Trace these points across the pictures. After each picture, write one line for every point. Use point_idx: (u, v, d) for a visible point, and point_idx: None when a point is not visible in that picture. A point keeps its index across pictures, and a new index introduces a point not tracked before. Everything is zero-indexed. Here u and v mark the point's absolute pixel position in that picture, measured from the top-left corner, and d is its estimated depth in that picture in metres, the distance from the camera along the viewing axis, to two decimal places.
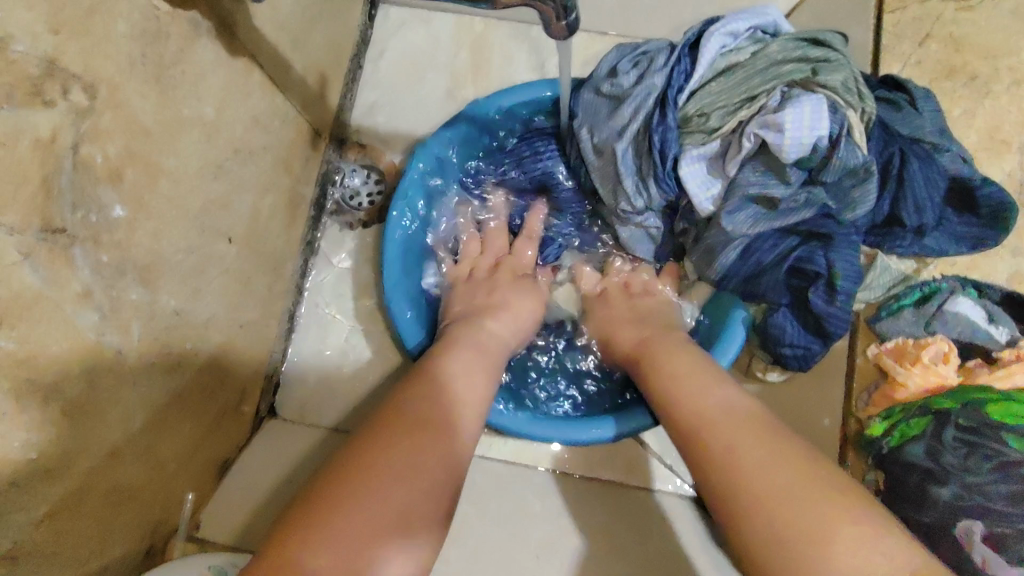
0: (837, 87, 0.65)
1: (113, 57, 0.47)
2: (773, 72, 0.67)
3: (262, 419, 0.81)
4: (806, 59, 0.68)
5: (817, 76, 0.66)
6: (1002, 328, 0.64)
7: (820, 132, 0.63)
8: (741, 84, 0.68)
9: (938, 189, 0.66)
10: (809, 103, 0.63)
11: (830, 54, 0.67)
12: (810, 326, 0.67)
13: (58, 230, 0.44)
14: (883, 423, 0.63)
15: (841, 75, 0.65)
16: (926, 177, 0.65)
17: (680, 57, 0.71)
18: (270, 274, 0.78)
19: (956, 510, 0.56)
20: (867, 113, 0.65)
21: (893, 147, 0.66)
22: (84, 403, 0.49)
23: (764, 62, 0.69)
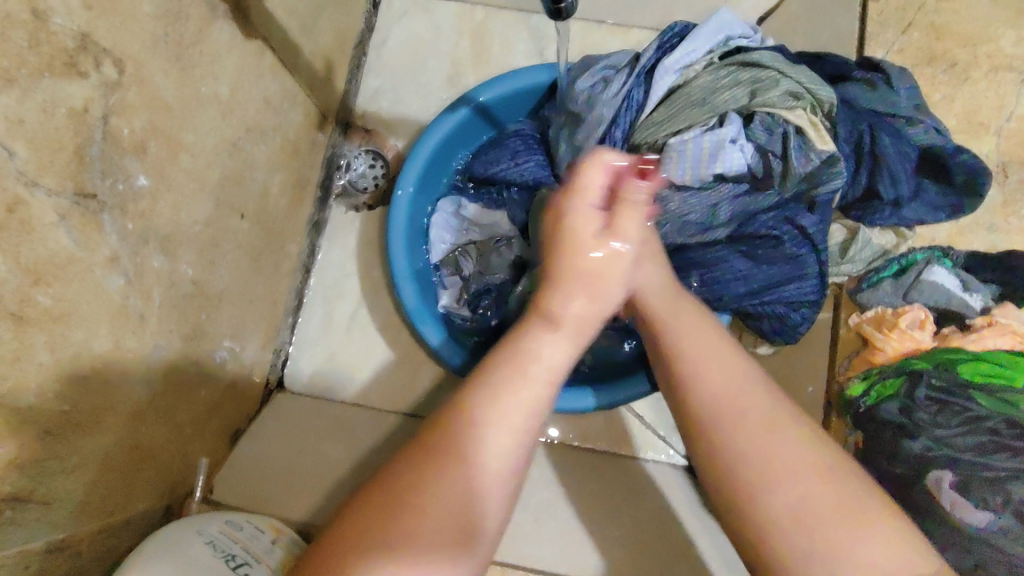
0: (777, 102, 0.69)
1: (139, 35, 0.50)
2: (711, 89, 0.70)
3: (271, 392, 0.85)
4: (741, 83, 0.70)
5: (755, 96, 0.69)
6: (976, 295, 0.68)
7: (742, 151, 0.68)
8: (681, 116, 0.71)
9: (910, 160, 0.70)
10: (725, 134, 0.67)
11: (762, 74, 0.70)
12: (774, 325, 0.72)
13: (90, 197, 0.47)
14: (861, 383, 0.66)
15: (778, 91, 0.68)
16: (898, 150, 0.70)
17: (631, 87, 0.75)
18: (278, 252, 0.81)
19: (926, 461, 0.59)
20: (819, 110, 0.69)
21: (863, 124, 0.70)
22: (110, 360, 0.52)
23: (702, 93, 0.71)
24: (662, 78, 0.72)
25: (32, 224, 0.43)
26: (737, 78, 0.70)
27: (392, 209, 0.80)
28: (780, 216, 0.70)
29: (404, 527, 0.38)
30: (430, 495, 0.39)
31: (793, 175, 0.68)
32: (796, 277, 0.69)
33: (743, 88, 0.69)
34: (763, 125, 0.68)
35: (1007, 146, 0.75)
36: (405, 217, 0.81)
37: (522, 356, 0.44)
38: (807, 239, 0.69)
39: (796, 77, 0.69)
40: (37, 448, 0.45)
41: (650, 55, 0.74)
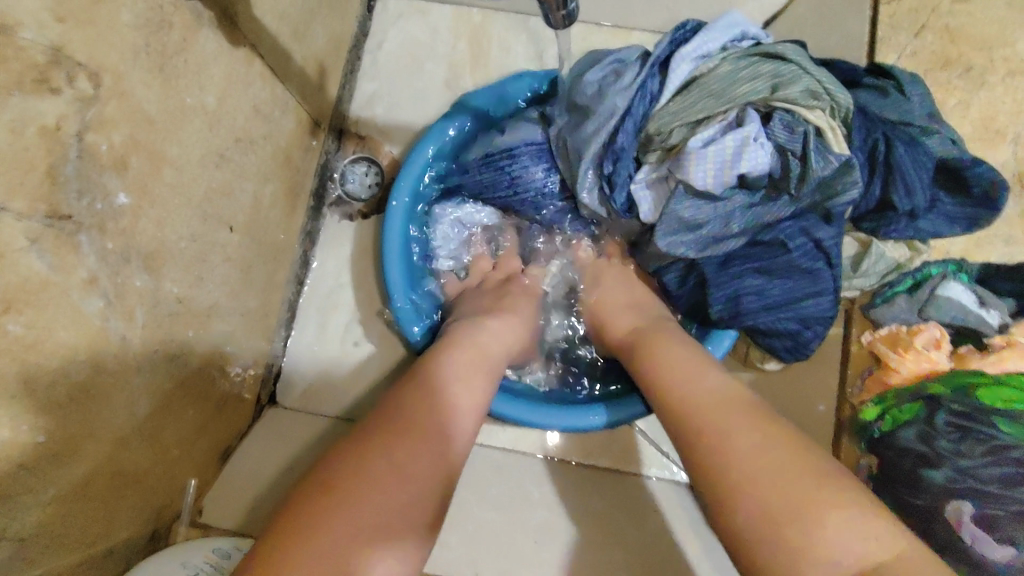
0: (796, 99, 0.65)
1: (117, 45, 0.47)
2: (732, 80, 0.66)
3: (263, 407, 0.82)
4: (762, 74, 0.66)
5: (776, 91, 0.65)
6: (994, 311, 0.65)
7: (763, 156, 0.64)
8: (697, 104, 0.67)
9: (927, 170, 0.66)
10: (748, 133, 0.63)
11: (783, 67, 0.66)
12: (781, 343, 0.70)
13: (65, 218, 0.45)
14: (874, 407, 0.64)
15: (798, 87, 0.65)
16: (914, 160, 0.65)
17: (647, 78, 0.70)
18: (270, 264, 0.78)
19: (949, 493, 0.57)
20: (836, 110, 0.65)
21: (876, 132, 0.67)
22: (90, 387, 0.49)
23: (720, 81, 0.67)
24: (678, 69, 0.69)
25: (2, 249, 0.40)
26: (758, 71, 0.66)
27: (386, 218, 0.78)
28: (797, 228, 0.68)
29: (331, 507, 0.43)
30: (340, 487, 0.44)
31: (813, 180, 0.63)
32: (810, 294, 0.67)
33: (766, 82, 0.66)
34: (784, 124, 0.64)
35: None
36: (400, 227, 0.78)
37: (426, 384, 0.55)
38: (822, 254, 0.67)
39: (820, 72, 0.66)
40: (11, 484, 0.43)
41: (666, 45, 0.70)
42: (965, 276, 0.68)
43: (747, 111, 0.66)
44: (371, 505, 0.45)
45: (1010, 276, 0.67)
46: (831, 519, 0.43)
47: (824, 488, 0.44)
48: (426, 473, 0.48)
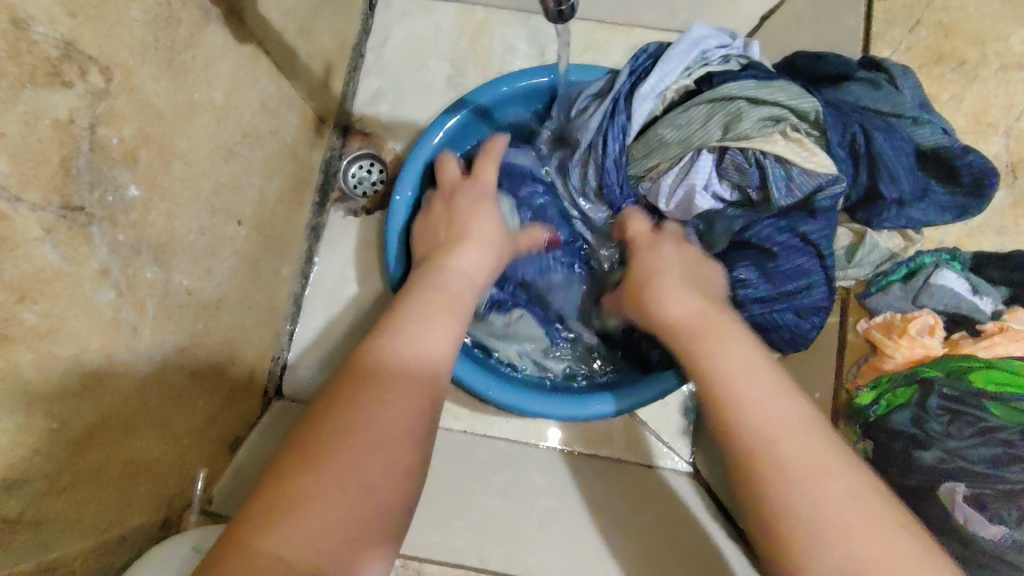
0: (749, 133, 0.66)
1: (127, 41, 0.48)
2: (685, 129, 0.68)
3: (269, 400, 0.83)
4: (719, 112, 0.67)
5: (728, 131, 0.66)
6: (987, 299, 0.65)
7: (716, 193, 0.69)
8: (658, 149, 0.70)
9: (908, 154, 0.68)
10: (694, 182, 0.68)
11: (737, 102, 0.66)
12: (782, 335, 0.69)
13: (77, 209, 0.46)
14: (870, 392, 0.64)
15: (749, 122, 0.66)
16: (893, 146, 0.67)
17: (614, 113, 0.72)
18: (277, 259, 0.80)
19: (940, 472, 0.58)
20: (800, 125, 0.67)
21: (853, 126, 0.68)
22: (100, 375, 0.50)
23: (674, 128, 0.69)
24: (642, 107, 0.71)
25: (15, 240, 0.41)
26: (709, 112, 0.67)
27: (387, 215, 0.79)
28: (781, 225, 0.68)
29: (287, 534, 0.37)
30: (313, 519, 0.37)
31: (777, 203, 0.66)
32: (806, 283, 0.67)
33: (716, 122, 0.67)
34: (735, 165, 0.67)
35: (1017, 147, 0.73)
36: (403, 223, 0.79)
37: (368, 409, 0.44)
38: (810, 244, 0.67)
39: (767, 94, 0.66)
40: (25, 467, 0.44)
41: (625, 77, 0.73)
42: (959, 265, 0.68)
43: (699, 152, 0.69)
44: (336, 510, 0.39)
45: (1001, 264, 0.67)
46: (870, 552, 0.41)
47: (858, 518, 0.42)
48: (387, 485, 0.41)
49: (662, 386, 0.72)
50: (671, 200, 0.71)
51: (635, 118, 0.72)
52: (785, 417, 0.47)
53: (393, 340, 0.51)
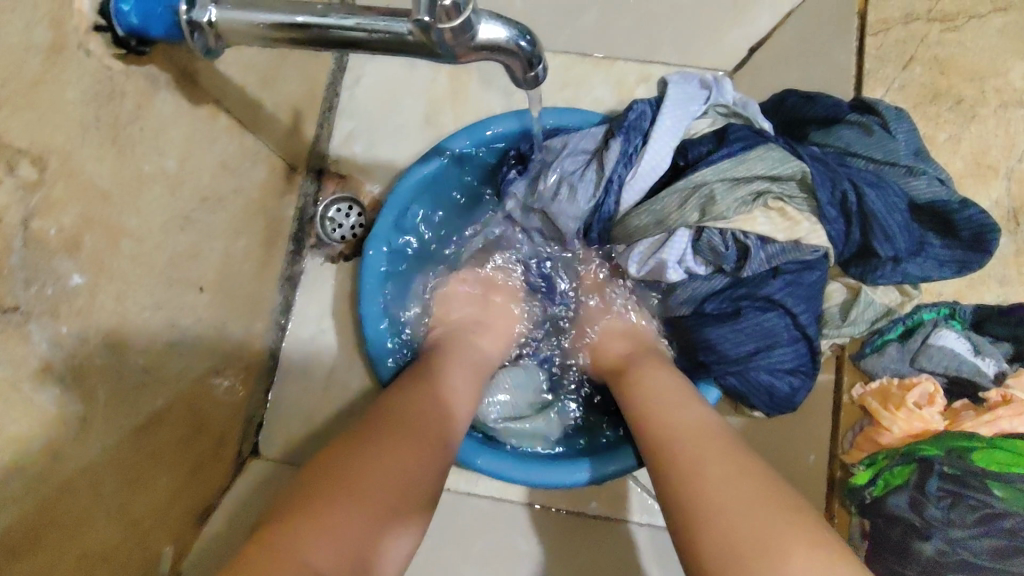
0: (726, 211, 0.65)
1: (61, 125, 0.45)
2: (660, 212, 0.68)
3: (245, 460, 0.81)
4: (697, 193, 0.66)
5: (705, 215, 0.66)
6: (988, 360, 0.62)
7: (689, 267, 0.70)
8: (641, 230, 0.70)
9: (902, 211, 0.64)
10: (666, 258, 0.69)
11: (712, 184, 0.66)
12: (761, 394, 0.68)
13: (11, 309, 0.43)
14: (866, 470, 0.60)
15: (728, 202, 0.65)
16: (886, 202, 0.64)
17: (606, 191, 0.72)
18: (248, 315, 0.77)
19: (941, 565, 0.54)
20: (777, 196, 0.66)
21: (842, 181, 0.64)
22: (47, 476, 0.48)
23: (655, 213, 0.68)
24: (630, 193, 0.71)
25: None
26: (684, 195, 0.67)
27: (364, 275, 0.76)
28: (733, 296, 0.69)
29: (283, 549, 0.43)
30: (300, 538, 0.44)
31: (745, 276, 0.68)
32: (766, 346, 0.67)
33: (693, 205, 0.66)
34: (711, 245, 0.67)
35: (1019, 190, 0.69)
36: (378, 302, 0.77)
37: (373, 457, 0.52)
38: (774, 304, 0.66)
39: (744, 173, 0.65)
40: None
41: (615, 154, 0.71)
42: (959, 323, 0.65)
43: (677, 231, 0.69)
44: (324, 537, 0.44)
45: (1004, 320, 0.63)
46: (794, 558, 0.44)
47: (790, 528, 0.46)
48: (377, 514, 0.48)
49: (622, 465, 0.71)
50: (643, 267, 0.72)
51: (624, 203, 0.72)
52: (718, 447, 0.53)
53: (411, 400, 0.60)
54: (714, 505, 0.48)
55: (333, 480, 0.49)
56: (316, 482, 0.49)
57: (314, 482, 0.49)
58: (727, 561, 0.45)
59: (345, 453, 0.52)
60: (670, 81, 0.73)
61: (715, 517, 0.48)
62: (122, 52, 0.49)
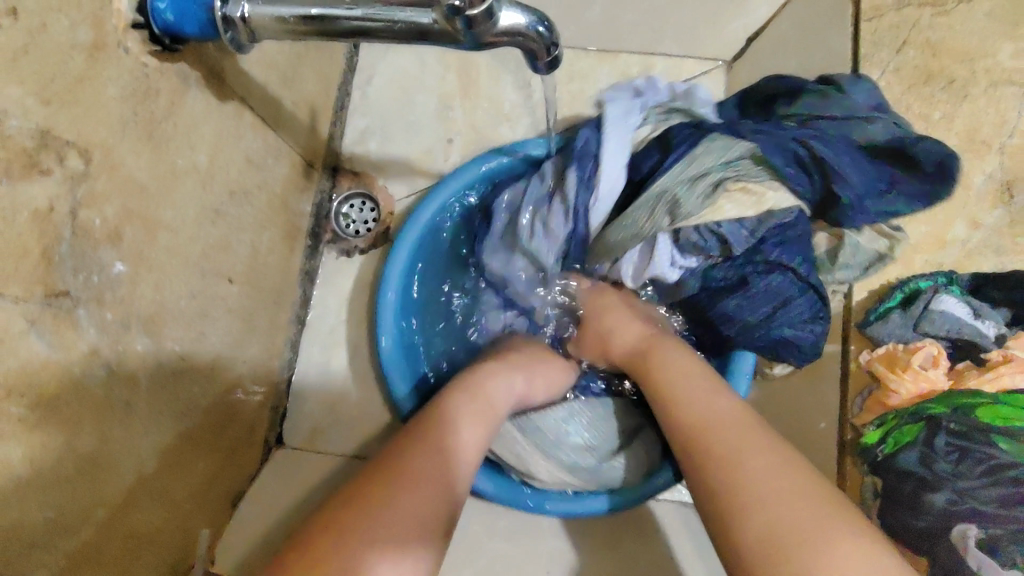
0: (694, 211, 0.68)
1: (103, 120, 0.47)
2: (634, 226, 0.71)
3: (271, 449, 0.82)
4: (662, 198, 0.69)
5: (675, 217, 0.68)
6: (988, 322, 0.64)
7: (684, 264, 0.72)
8: (622, 244, 0.73)
9: (857, 156, 0.67)
10: (658, 263, 0.72)
11: (673, 184, 0.69)
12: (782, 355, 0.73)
13: (62, 295, 0.45)
14: (877, 430, 0.63)
15: (692, 198, 0.67)
16: (837, 149, 0.67)
17: (577, 222, 0.78)
18: (271, 309, 0.79)
19: (952, 516, 0.56)
20: (739, 181, 0.67)
21: (790, 142, 0.67)
22: (95, 457, 0.50)
23: (631, 225, 0.72)
24: (598, 215, 0.76)
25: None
26: (650, 207, 0.70)
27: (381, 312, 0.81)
28: (736, 266, 0.70)
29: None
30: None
31: (737, 253, 0.69)
32: (780, 305, 0.69)
33: (662, 210, 0.69)
34: (693, 242, 0.70)
35: (1011, 165, 0.71)
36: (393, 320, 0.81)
37: (382, 493, 0.52)
38: (776, 266, 0.68)
39: (694, 168, 0.68)
40: (24, 563, 0.44)
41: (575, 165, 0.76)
42: (957, 289, 0.67)
43: (657, 236, 0.71)
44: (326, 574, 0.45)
45: (1001, 284, 0.66)
46: (842, 550, 0.45)
47: (836, 516, 0.48)
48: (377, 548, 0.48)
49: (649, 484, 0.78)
50: (639, 275, 0.75)
51: (595, 227, 0.77)
52: (752, 442, 0.55)
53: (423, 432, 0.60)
54: (760, 492, 0.50)
55: (342, 522, 0.49)
56: (326, 522, 0.49)
57: (324, 521, 0.50)
58: (773, 555, 0.47)
59: (352, 493, 0.52)
60: (605, 94, 0.79)
61: (760, 506, 0.50)
62: (157, 49, 0.51)
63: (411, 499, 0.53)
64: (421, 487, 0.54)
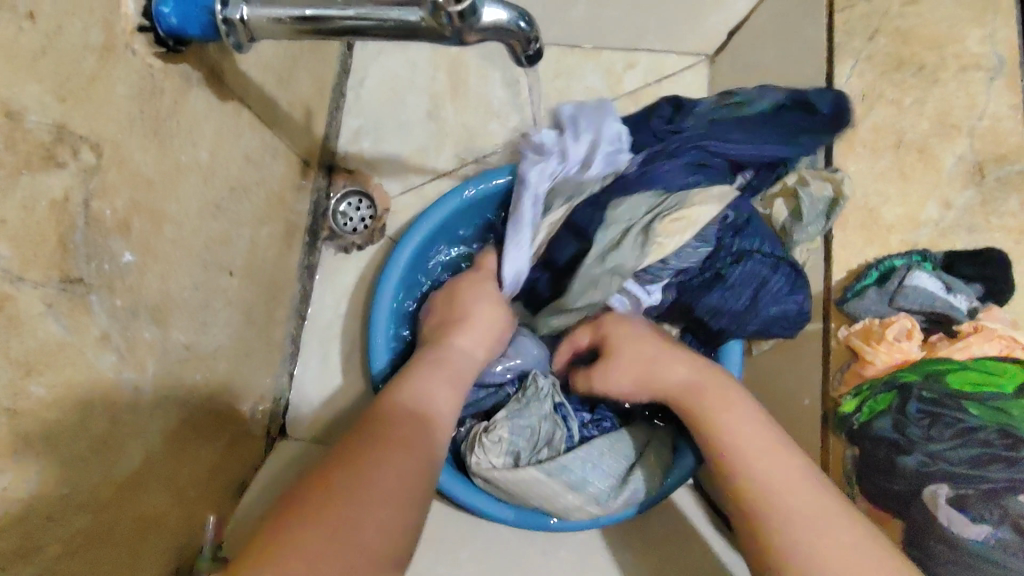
0: (631, 264, 0.76)
1: (113, 117, 0.50)
2: (590, 298, 0.79)
3: (273, 441, 0.85)
4: (608, 268, 0.77)
5: (623, 275, 0.76)
6: (961, 296, 0.67)
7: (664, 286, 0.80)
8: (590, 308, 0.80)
9: (751, 132, 0.79)
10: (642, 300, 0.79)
11: (608, 258, 0.77)
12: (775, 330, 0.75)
13: (75, 281, 0.48)
14: (853, 400, 0.65)
15: (631, 257, 0.76)
16: (724, 139, 0.79)
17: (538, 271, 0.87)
18: (271, 303, 0.82)
19: (925, 476, 0.58)
20: (661, 220, 0.75)
21: (688, 150, 0.79)
22: (107, 438, 0.52)
23: (586, 300, 0.79)
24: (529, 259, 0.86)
25: (20, 317, 0.43)
26: (589, 283, 0.78)
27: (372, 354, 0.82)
28: (713, 264, 0.77)
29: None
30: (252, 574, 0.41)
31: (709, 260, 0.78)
32: (758, 286, 0.74)
33: (609, 276, 0.77)
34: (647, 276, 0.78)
35: (982, 146, 0.74)
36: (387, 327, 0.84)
37: (333, 509, 0.48)
38: (745, 254, 0.75)
39: (637, 215, 0.78)
40: (42, 535, 0.46)
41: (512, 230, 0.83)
42: (930, 266, 0.70)
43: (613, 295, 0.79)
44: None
45: (973, 260, 0.69)
46: None
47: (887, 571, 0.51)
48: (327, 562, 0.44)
49: (657, 492, 0.79)
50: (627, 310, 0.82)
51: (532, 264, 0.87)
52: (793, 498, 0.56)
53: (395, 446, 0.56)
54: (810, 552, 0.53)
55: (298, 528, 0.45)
56: (285, 522, 0.46)
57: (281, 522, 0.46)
58: None
59: (324, 500, 0.48)
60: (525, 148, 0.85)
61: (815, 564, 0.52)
62: (161, 51, 0.54)
63: (361, 527, 0.48)
64: (372, 509, 0.50)
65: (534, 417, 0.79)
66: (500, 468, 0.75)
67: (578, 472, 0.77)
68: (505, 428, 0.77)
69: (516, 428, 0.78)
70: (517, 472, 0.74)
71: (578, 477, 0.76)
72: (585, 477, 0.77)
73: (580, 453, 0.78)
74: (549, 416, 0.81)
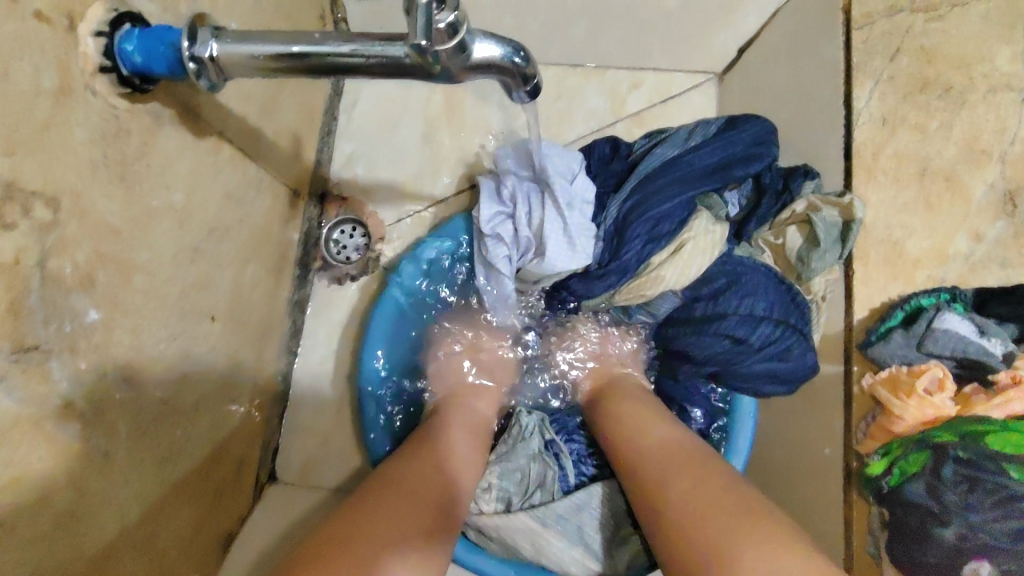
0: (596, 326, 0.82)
1: (72, 166, 0.46)
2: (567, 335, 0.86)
3: (262, 486, 0.81)
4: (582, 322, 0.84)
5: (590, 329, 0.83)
6: (995, 341, 0.63)
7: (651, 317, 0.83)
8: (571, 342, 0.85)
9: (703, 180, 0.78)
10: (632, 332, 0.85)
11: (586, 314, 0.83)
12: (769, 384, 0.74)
13: (31, 348, 0.44)
14: (882, 459, 0.62)
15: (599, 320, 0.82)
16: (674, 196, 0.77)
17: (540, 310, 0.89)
18: (258, 342, 0.78)
19: (963, 551, 0.55)
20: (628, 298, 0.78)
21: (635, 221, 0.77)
22: (74, 512, 0.49)
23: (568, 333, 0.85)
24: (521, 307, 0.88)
25: None
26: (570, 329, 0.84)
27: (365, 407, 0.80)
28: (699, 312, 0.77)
29: None
30: None
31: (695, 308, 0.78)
32: (746, 343, 0.73)
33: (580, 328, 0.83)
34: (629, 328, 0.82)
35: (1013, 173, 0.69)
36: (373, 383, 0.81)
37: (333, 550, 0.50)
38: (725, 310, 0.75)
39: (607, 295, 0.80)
40: None
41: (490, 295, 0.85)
42: (960, 306, 0.65)
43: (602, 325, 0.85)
44: None
45: (1006, 299, 0.64)
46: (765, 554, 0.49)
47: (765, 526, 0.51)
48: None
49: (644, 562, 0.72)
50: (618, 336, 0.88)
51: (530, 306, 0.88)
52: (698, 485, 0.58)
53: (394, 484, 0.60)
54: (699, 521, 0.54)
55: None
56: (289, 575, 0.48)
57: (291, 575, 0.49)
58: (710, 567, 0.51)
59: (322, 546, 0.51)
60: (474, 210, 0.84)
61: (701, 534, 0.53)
62: (127, 91, 0.50)
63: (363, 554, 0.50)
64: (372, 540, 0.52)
65: (521, 458, 0.78)
66: (490, 515, 0.73)
67: (569, 523, 0.73)
68: (495, 474, 0.76)
69: (505, 473, 0.76)
70: (506, 518, 0.72)
71: (568, 527, 0.73)
72: (575, 527, 0.73)
73: (572, 501, 0.75)
74: (538, 457, 0.79)
